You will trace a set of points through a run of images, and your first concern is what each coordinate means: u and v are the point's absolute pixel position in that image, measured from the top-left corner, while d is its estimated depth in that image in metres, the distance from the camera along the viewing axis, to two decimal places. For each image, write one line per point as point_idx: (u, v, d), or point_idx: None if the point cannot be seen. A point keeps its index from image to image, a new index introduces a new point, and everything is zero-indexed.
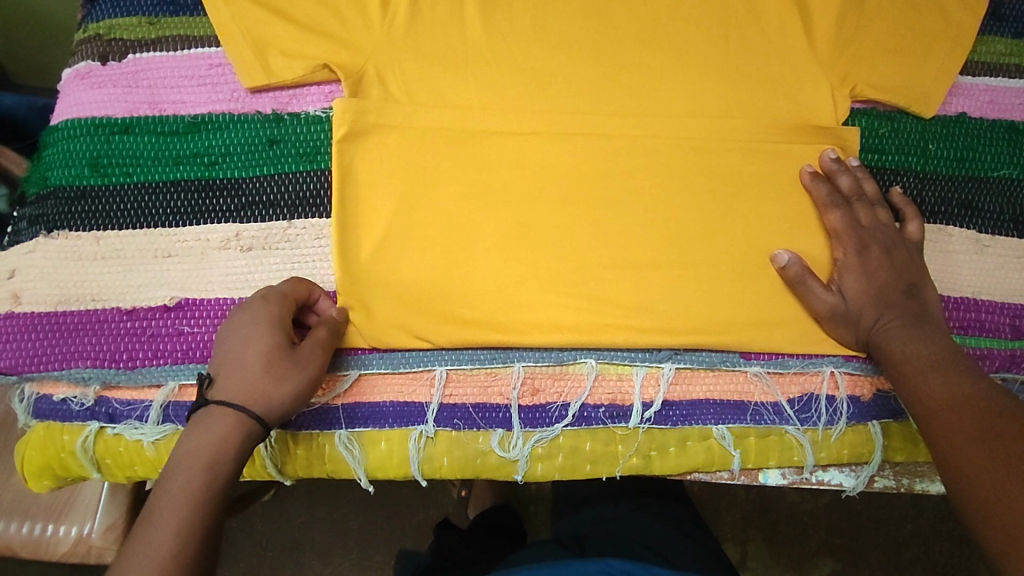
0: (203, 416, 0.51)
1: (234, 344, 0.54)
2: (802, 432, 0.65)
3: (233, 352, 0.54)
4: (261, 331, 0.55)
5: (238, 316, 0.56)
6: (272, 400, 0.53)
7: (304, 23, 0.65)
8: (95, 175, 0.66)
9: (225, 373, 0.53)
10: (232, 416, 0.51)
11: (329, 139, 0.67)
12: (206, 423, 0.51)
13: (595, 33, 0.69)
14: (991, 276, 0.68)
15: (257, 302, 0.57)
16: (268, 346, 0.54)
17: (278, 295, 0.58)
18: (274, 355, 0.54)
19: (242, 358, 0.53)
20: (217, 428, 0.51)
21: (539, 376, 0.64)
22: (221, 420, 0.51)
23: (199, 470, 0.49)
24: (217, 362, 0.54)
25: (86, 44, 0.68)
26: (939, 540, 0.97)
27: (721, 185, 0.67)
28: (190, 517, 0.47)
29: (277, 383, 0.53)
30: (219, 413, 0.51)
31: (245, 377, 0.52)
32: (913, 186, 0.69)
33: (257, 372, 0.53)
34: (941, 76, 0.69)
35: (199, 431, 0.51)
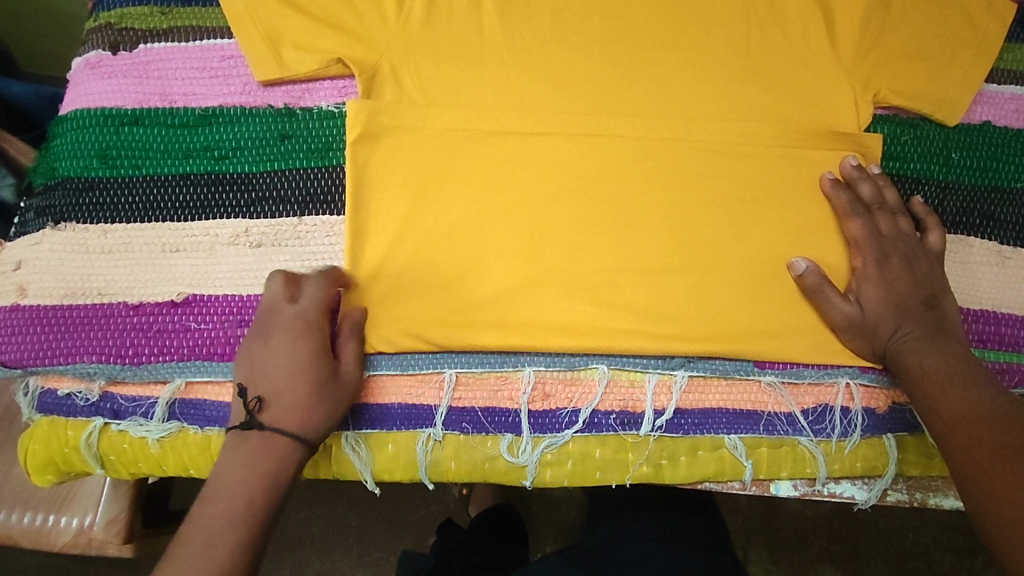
0: (247, 441, 0.53)
1: (276, 368, 0.55)
2: (816, 444, 0.63)
3: (281, 378, 0.54)
4: (307, 359, 0.55)
5: (279, 339, 0.56)
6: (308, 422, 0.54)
7: (319, 16, 0.64)
8: (104, 167, 0.65)
9: (274, 397, 0.54)
10: (280, 442, 0.53)
11: (341, 135, 0.66)
12: (249, 444, 0.53)
13: (615, 33, 0.68)
14: (1011, 289, 0.67)
15: (296, 323, 0.56)
16: (316, 375, 0.55)
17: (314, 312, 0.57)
18: (324, 384, 0.56)
19: (292, 386, 0.54)
20: (238, 468, 0.52)
21: (549, 381, 0.63)
22: (243, 455, 0.52)
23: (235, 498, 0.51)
24: (258, 382, 0.55)
25: (96, 33, 0.67)
26: (941, 551, 0.95)
27: (738, 190, 0.65)
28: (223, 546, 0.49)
29: (327, 412, 0.56)
30: (265, 439, 0.53)
31: (300, 406, 0.54)
32: (934, 195, 0.68)
33: (311, 403, 0.55)
34: (965, 83, 0.68)
35: (235, 451, 0.53)
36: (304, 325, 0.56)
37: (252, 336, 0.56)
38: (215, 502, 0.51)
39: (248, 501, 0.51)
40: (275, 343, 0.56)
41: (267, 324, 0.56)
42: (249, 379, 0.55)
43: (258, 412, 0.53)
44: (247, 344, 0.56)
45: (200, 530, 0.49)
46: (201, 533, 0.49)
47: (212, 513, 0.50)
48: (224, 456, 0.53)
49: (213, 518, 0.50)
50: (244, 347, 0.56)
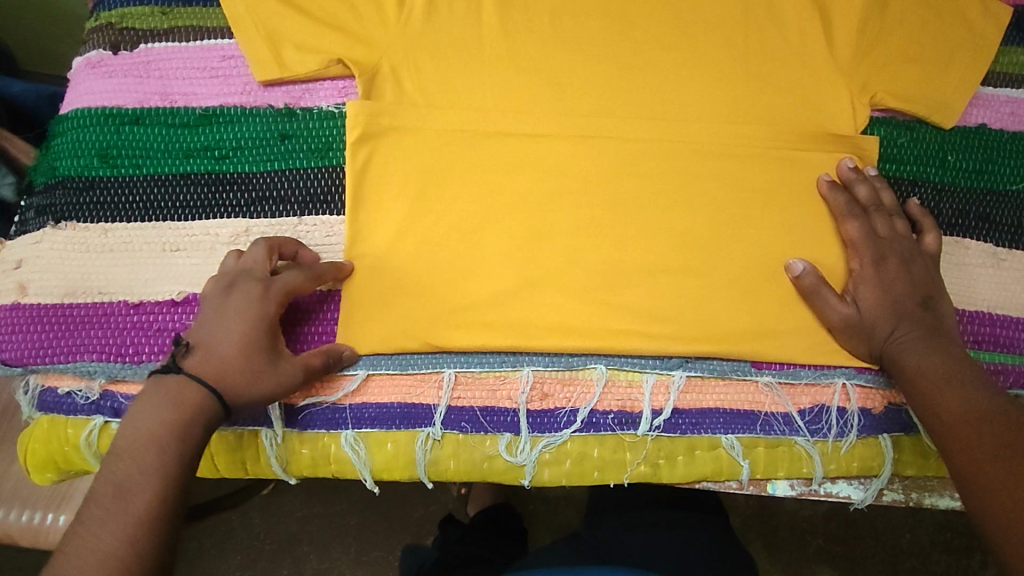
0: (159, 385, 0.52)
1: (219, 321, 0.55)
2: (812, 444, 0.64)
3: (218, 332, 0.54)
4: (251, 322, 0.55)
5: (231, 297, 0.56)
6: (228, 377, 0.53)
7: (319, 17, 0.65)
8: (105, 166, 0.65)
9: (204, 348, 0.53)
10: (190, 392, 0.51)
11: (342, 135, 0.66)
12: (163, 390, 0.51)
13: (614, 35, 0.68)
14: (1006, 290, 0.67)
15: (254, 284, 0.56)
16: (253, 340, 0.54)
17: (277, 281, 0.57)
18: (255, 351, 0.54)
19: (226, 342, 0.54)
20: (148, 418, 0.50)
21: (548, 380, 0.63)
22: (153, 406, 0.51)
23: (145, 449, 0.49)
24: (198, 329, 0.55)
25: (98, 33, 0.67)
26: (937, 550, 0.96)
27: (736, 192, 0.66)
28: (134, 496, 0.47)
29: (244, 379, 0.53)
30: (178, 386, 0.51)
31: (223, 359, 0.53)
32: (930, 198, 0.68)
33: (232, 365, 0.53)
34: (961, 86, 0.68)
35: (144, 404, 0.51)
36: (261, 289, 0.56)
37: (207, 291, 0.57)
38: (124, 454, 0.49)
39: (161, 450, 0.49)
40: (226, 299, 0.55)
41: (226, 281, 0.57)
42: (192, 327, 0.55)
43: (181, 357, 0.53)
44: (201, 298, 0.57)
45: (111, 487, 0.48)
46: (112, 487, 0.48)
47: (121, 470, 0.48)
48: (139, 405, 0.51)
49: (120, 474, 0.48)
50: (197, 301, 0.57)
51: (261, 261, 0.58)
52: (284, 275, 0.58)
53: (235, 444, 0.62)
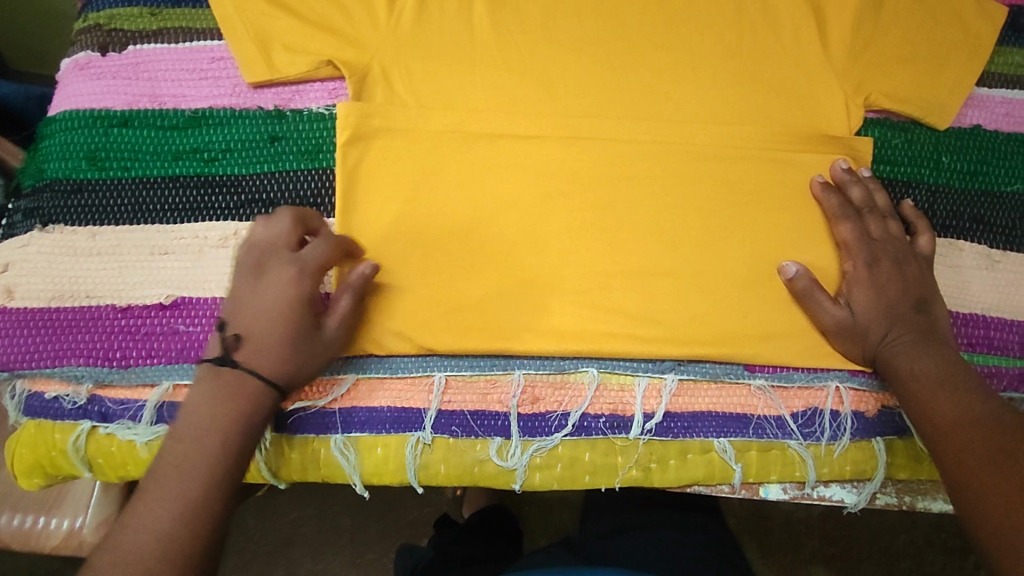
0: (216, 376, 0.51)
1: (261, 307, 0.54)
2: (805, 447, 0.63)
3: (263, 319, 0.53)
4: (293, 305, 0.54)
5: (268, 281, 0.54)
6: (279, 364, 0.53)
7: (309, 19, 0.64)
8: (93, 168, 0.65)
9: (253, 336, 0.53)
10: (248, 383, 0.52)
11: (332, 137, 0.66)
12: (220, 379, 0.51)
13: (606, 35, 0.68)
14: (1001, 293, 0.67)
15: (288, 266, 0.55)
16: (297, 324, 0.54)
17: (308, 259, 0.56)
18: (302, 335, 0.54)
19: (274, 329, 0.53)
20: (208, 403, 0.50)
21: (539, 384, 0.63)
22: (210, 392, 0.51)
23: (204, 434, 0.50)
24: (240, 318, 0.54)
25: (85, 34, 0.67)
26: (932, 551, 0.96)
27: (728, 193, 0.65)
28: (193, 479, 0.48)
29: (296, 361, 0.54)
30: (234, 379, 0.52)
31: (272, 347, 0.53)
32: (925, 199, 0.68)
33: (283, 350, 0.53)
34: (956, 87, 0.68)
35: (201, 389, 0.51)
36: (297, 270, 0.55)
37: (242, 274, 0.55)
38: (183, 436, 0.49)
39: (222, 437, 0.50)
40: (264, 284, 0.54)
41: (258, 262, 0.55)
42: (231, 315, 0.54)
43: (234, 348, 0.53)
44: (238, 281, 0.55)
45: (171, 468, 0.48)
46: (168, 468, 0.48)
47: (181, 453, 0.49)
48: (196, 388, 0.52)
49: (180, 456, 0.48)
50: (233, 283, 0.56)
51: (291, 238, 0.56)
52: (312, 250, 0.56)
53: None
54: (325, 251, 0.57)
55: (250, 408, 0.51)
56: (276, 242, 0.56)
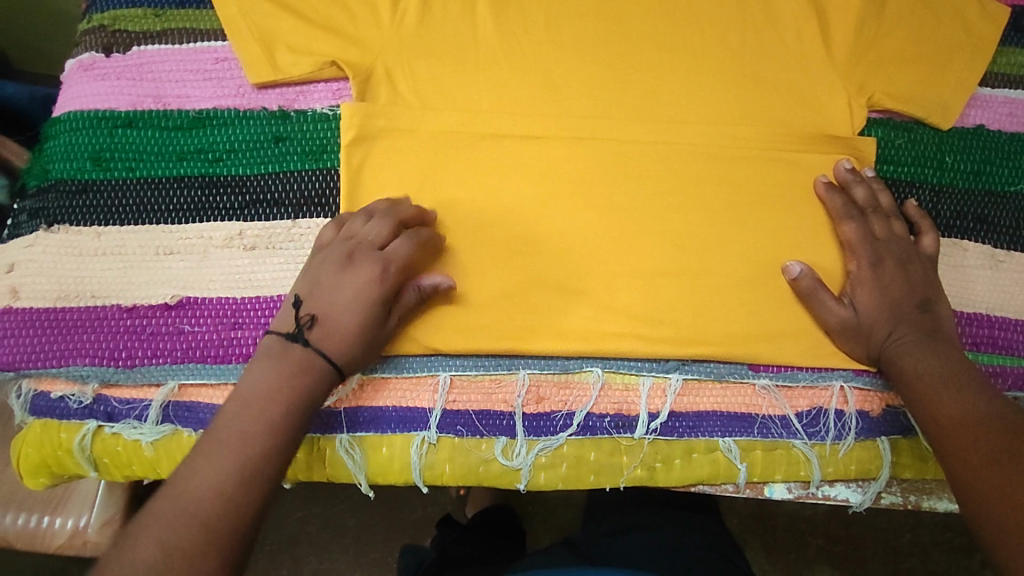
0: (284, 352, 0.54)
1: (341, 296, 0.56)
2: (810, 447, 0.63)
3: (340, 307, 0.56)
4: (369, 300, 0.56)
5: (350, 273, 0.57)
6: (345, 352, 0.55)
7: (314, 20, 0.64)
8: (98, 169, 0.65)
9: (328, 321, 0.55)
10: (314, 363, 0.53)
11: (336, 137, 0.66)
12: (290, 356, 0.53)
13: (610, 35, 0.68)
14: (1005, 292, 0.67)
15: (374, 262, 0.57)
16: (370, 318, 0.56)
17: (392, 261, 0.58)
18: (372, 329, 0.57)
19: (348, 319, 0.56)
20: (277, 375, 0.52)
21: (544, 384, 0.63)
22: (276, 366, 0.53)
23: (266, 405, 0.51)
24: (317, 300, 0.56)
25: (90, 35, 0.67)
26: (937, 550, 0.96)
27: (733, 192, 0.66)
28: (252, 447, 0.49)
29: (362, 352, 0.56)
30: (303, 356, 0.54)
31: (343, 336, 0.55)
32: (929, 199, 0.68)
33: (353, 340, 0.56)
34: (958, 87, 0.68)
35: (267, 362, 0.53)
36: (382, 268, 0.57)
37: (328, 261, 0.58)
38: (246, 404, 0.51)
39: (284, 410, 0.51)
40: (347, 276, 0.57)
41: (348, 254, 0.58)
42: (309, 296, 0.56)
43: (307, 329, 0.55)
44: (320, 267, 0.58)
45: (231, 435, 0.50)
46: (228, 433, 0.50)
47: (243, 420, 0.50)
48: (263, 359, 0.53)
49: (242, 423, 0.50)
50: (314, 267, 0.58)
51: (383, 236, 0.59)
52: (399, 249, 0.58)
53: None
54: (411, 254, 0.59)
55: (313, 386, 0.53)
56: (365, 239, 0.58)
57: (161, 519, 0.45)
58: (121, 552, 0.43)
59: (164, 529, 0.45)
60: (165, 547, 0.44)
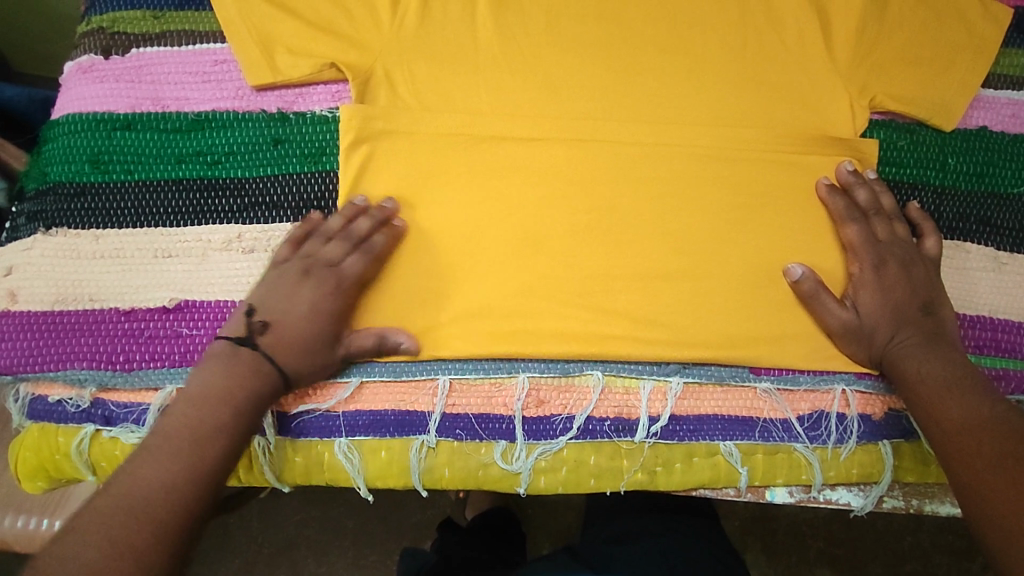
0: (234, 355, 0.55)
1: (294, 305, 0.57)
2: (812, 451, 0.63)
3: (291, 317, 0.57)
4: (320, 312, 0.57)
5: (305, 283, 0.58)
6: (294, 359, 0.56)
7: (313, 21, 0.64)
8: (96, 172, 0.64)
9: (278, 329, 0.56)
10: (261, 365, 0.55)
11: (335, 140, 0.65)
12: (238, 359, 0.55)
13: (610, 37, 0.67)
14: (1008, 295, 0.67)
15: (329, 276, 0.58)
16: (322, 329, 0.57)
17: (347, 275, 0.59)
18: (324, 340, 0.58)
19: (299, 329, 0.57)
20: (225, 376, 0.53)
21: (544, 387, 0.63)
22: (226, 366, 0.54)
23: (213, 403, 0.52)
24: (270, 307, 0.57)
25: (89, 37, 0.67)
26: (938, 554, 0.95)
27: (733, 194, 0.65)
28: (199, 443, 0.50)
29: (311, 364, 0.57)
30: (252, 358, 0.55)
31: (293, 343, 0.56)
32: (931, 201, 0.68)
33: (303, 349, 0.57)
34: (961, 88, 0.68)
35: (214, 364, 0.54)
36: (335, 282, 0.59)
37: (283, 272, 0.59)
38: (194, 400, 0.52)
39: (234, 408, 0.53)
40: (301, 287, 0.58)
41: (303, 266, 0.59)
42: (263, 302, 0.58)
43: (257, 334, 0.56)
44: (275, 277, 0.59)
45: (179, 432, 0.50)
46: (175, 429, 0.51)
47: (192, 416, 0.51)
48: (213, 361, 0.55)
49: (192, 419, 0.51)
50: (270, 277, 0.59)
51: (340, 250, 0.60)
52: (354, 265, 0.59)
53: None
54: (365, 270, 0.60)
55: (260, 387, 0.54)
56: (322, 254, 0.60)
57: (105, 514, 0.45)
58: (64, 547, 0.43)
59: (110, 524, 0.45)
60: (112, 541, 0.44)
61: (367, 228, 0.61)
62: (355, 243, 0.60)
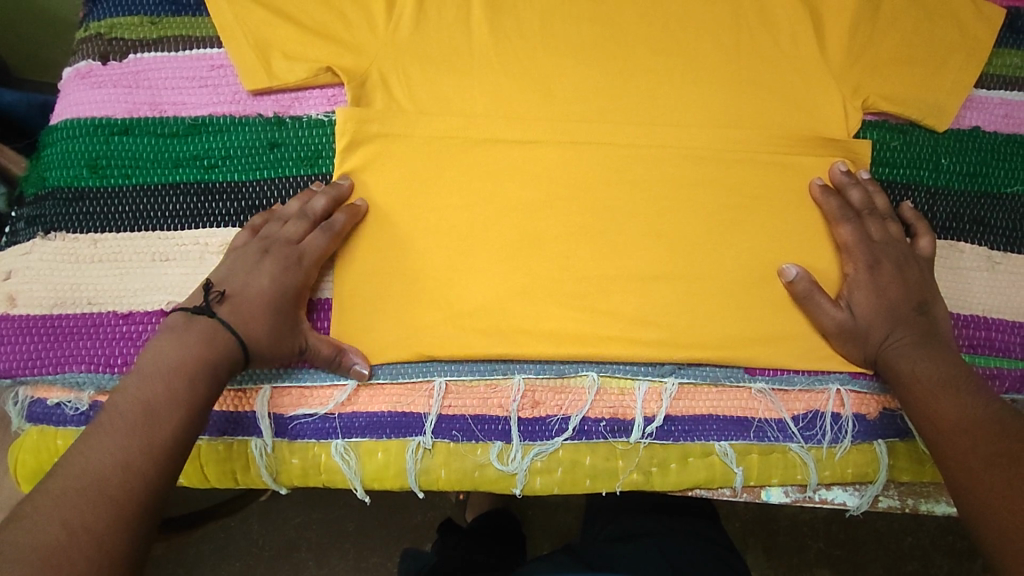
0: (188, 325, 0.54)
1: (254, 280, 0.58)
2: (807, 450, 0.63)
3: (249, 289, 0.58)
4: (280, 287, 0.59)
5: (265, 260, 0.59)
6: (253, 332, 0.56)
7: (309, 27, 0.65)
8: (94, 176, 0.65)
9: (237, 300, 0.57)
10: (218, 332, 0.54)
11: (331, 144, 0.66)
12: (193, 330, 0.54)
13: (603, 40, 0.68)
14: (1002, 294, 0.67)
15: (288, 254, 0.60)
16: (280, 304, 0.58)
17: (306, 252, 0.61)
18: (285, 317, 0.58)
19: (256, 300, 0.57)
20: (177, 353, 0.53)
21: (539, 389, 0.63)
22: (182, 340, 0.53)
23: (168, 380, 0.51)
24: (230, 282, 0.58)
25: (87, 43, 0.67)
26: (939, 554, 0.95)
27: (726, 196, 0.65)
28: (157, 419, 0.49)
29: (271, 338, 0.57)
30: (207, 326, 0.55)
31: (252, 315, 0.57)
32: (924, 201, 0.68)
33: (261, 320, 0.57)
34: (954, 89, 0.68)
35: (167, 340, 0.54)
36: (295, 259, 0.60)
37: (243, 249, 0.60)
38: (150, 376, 0.51)
39: (190, 382, 0.52)
40: (260, 263, 0.59)
41: (263, 245, 0.60)
42: (224, 278, 0.58)
43: (215, 304, 0.56)
44: (234, 256, 0.60)
45: (135, 408, 0.49)
46: (130, 406, 0.50)
47: (147, 392, 0.51)
48: (166, 337, 0.54)
49: (149, 395, 0.50)
50: (229, 256, 0.60)
51: (299, 228, 0.61)
52: (313, 243, 0.61)
53: (225, 454, 0.62)
54: (325, 248, 0.61)
55: (213, 361, 0.53)
56: (281, 233, 0.61)
57: (62, 499, 0.44)
58: (16, 536, 0.41)
59: (68, 508, 0.44)
60: (71, 526, 0.43)
61: (323, 205, 0.62)
62: (314, 222, 0.62)
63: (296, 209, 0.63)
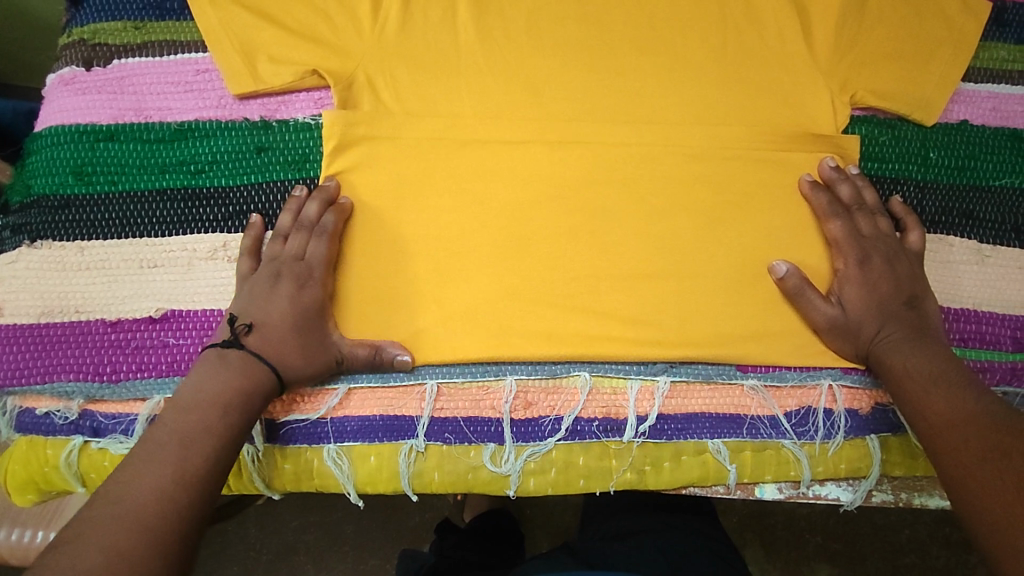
0: (222, 359, 0.55)
1: (272, 303, 0.58)
2: (800, 447, 0.63)
3: (271, 312, 0.58)
4: (299, 303, 0.59)
5: (277, 280, 0.59)
6: (284, 354, 0.57)
7: (294, 29, 0.64)
8: (80, 184, 0.65)
9: (263, 327, 0.57)
10: (253, 365, 0.56)
11: (318, 147, 0.66)
12: (227, 363, 0.55)
13: (590, 39, 0.68)
14: (991, 287, 0.67)
15: (297, 269, 0.60)
16: (305, 318, 0.58)
17: (314, 261, 0.60)
18: (312, 330, 0.59)
19: (282, 323, 0.58)
20: (215, 382, 0.54)
21: (532, 390, 0.63)
22: (215, 372, 0.55)
23: (204, 412, 0.52)
24: (251, 310, 0.58)
25: (70, 49, 0.67)
26: (936, 546, 0.95)
27: (716, 193, 0.65)
28: (195, 448, 0.50)
29: (305, 355, 0.58)
30: (240, 360, 0.56)
31: (279, 338, 0.57)
32: (913, 195, 0.68)
33: (290, 341, 0.57)
34: (941, 84, 0.68)
35: (200, 374, 0.55)
36: (306, 271, 0.60)
37: (255, 275, 0.60)
38: (187, 408, 0.53)
39: (224, 412, 0.53)
40: (275, 284, 0.59)
41: (271, 266, 0.60)
42: (243, 308, 0.59)
43: (243, 336, 0.57)
44: (247, 283, 0.60)
45: (174, 437, 0.50)
46: (168, 436, 0.50)
47: (185, 423, 0.52)
48: (199, 369, 0.55)
49: (186, 425, 0.51)
50: (243, 285, 0.60)
51: (300, 239, 0.61)
52: (316, 249, 0.61)
53: None
54: (328, 252, 0.61)
55: (245, 390, 0.54)
56: (285, 250, 0.61)
57: (101, 522, 0.44)
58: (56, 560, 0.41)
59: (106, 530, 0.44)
60: (113, 550, 0.43)
61: (317, 211, 0.62)
62: (310, 228, 0.61)
63: (290, 221, 0.62)
